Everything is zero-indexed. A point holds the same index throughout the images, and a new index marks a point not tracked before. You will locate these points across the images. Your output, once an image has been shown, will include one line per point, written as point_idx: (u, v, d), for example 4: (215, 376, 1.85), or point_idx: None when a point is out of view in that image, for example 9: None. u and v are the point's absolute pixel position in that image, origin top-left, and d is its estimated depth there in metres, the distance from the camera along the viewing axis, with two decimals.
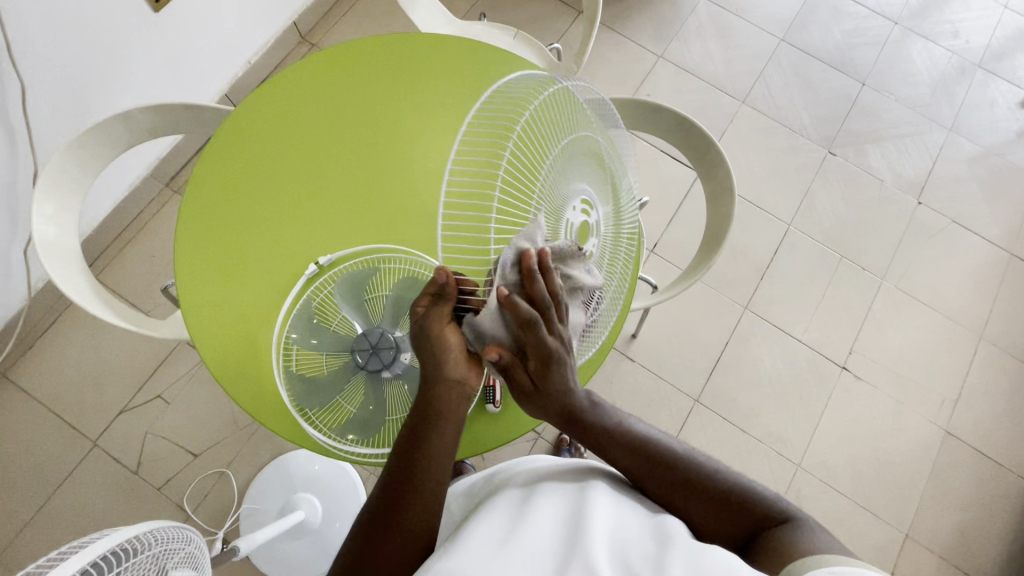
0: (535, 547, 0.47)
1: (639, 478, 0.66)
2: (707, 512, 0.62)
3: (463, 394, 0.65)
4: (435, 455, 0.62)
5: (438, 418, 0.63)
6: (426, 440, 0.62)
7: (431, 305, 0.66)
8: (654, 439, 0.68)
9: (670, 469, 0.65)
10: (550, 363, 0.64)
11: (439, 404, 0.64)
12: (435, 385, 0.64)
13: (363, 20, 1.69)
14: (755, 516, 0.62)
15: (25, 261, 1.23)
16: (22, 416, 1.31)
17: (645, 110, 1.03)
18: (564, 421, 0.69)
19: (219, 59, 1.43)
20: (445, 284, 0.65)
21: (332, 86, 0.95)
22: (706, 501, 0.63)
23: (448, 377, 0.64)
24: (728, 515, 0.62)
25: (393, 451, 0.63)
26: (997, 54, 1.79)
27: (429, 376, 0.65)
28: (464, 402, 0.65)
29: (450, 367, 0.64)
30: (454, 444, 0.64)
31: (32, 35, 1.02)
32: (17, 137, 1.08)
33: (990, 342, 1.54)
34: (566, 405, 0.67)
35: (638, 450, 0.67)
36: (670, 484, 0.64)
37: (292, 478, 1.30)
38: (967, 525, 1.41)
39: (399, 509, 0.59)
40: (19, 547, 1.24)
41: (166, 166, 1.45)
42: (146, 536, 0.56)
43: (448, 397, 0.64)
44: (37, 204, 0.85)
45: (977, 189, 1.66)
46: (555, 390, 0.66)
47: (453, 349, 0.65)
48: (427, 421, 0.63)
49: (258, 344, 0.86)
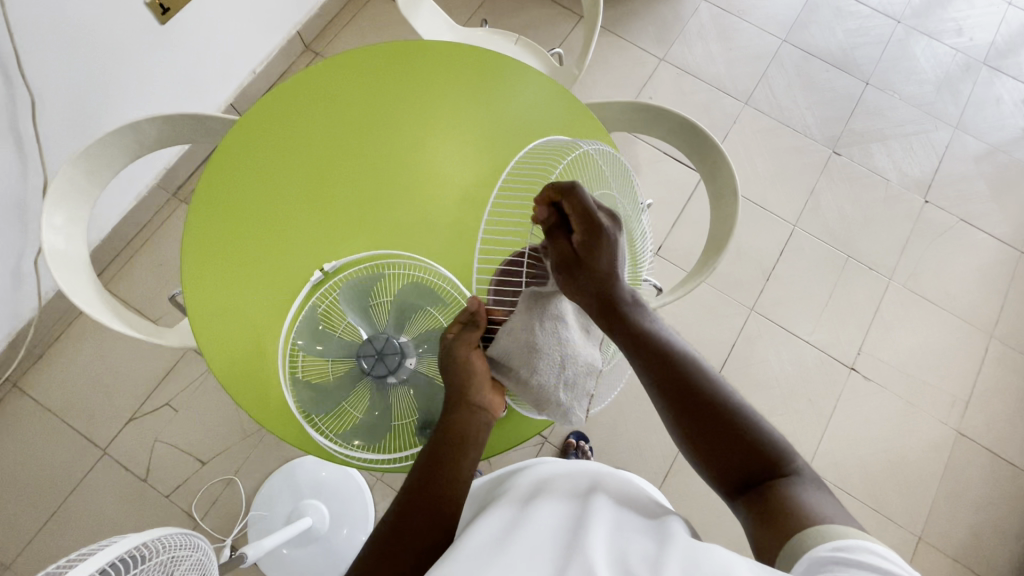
0: (536, 548, 0.48)
1: (669, 401, 0.64)
2: (719, 456, 0.62)
3: (485, 421, 0.69)
4: (461, 480, 0.63)
5: (461, 441, 0.66)
6: (455, 463, 0.64)
7: (461, 330, 0.71)
8: (686, 359, 0.65)
9: (693, 396, 0.63)
10: (594, 242, 0.65)
11: (464, 428, 0.67)
12: (458, 408, 0.68)
13: (366, 29, 1.70)
14: (766, 465, 0.61)
15: (35, 271, 1.24)
16: (33, 424, 1.33)
17: (647, 113, 1.03)
18: (603, 313, 0.66)
19: (223, 69, 1.44)
20: (476, 311, 0.70)
21: (338, 90, 0.96)
22: (721, 446, 0.62)
23: (471, 402, 0.68)
24: (741, 462, 0.61)
25: (415, 465, 0.65)
26: (1002, 51, 1.78)
27: (455, 399, 0.68)
28: (486, 428, 0.69)
29: (475, 392, 0.68)
30: (473, 470, 0.65)
31: (40, 49, 1.04)
32: (27, 149, 1.10)
33: (1000, 341, 1.52)
34: (604, 292, 0.66)
35: (668, 364, 0.64)
36: (694, 413, 0.63)
37: (300, 485, 1.30)
38: (981, 527, 1.39)
39: (410, 526, 0.58)
40: (31, 554, 1.25)
41: (173, 175, 1.46)
42: (155, 543, 0.57)
43: (475, 423, 0.68)
44: (48, 215, 0.86)
45: (984, 186, 1.65)
46: (599, 268, 0.66)
47: (477, 373, 0.69)
48: (450, 445, 0.65)
49: (264, 351, 0.87)
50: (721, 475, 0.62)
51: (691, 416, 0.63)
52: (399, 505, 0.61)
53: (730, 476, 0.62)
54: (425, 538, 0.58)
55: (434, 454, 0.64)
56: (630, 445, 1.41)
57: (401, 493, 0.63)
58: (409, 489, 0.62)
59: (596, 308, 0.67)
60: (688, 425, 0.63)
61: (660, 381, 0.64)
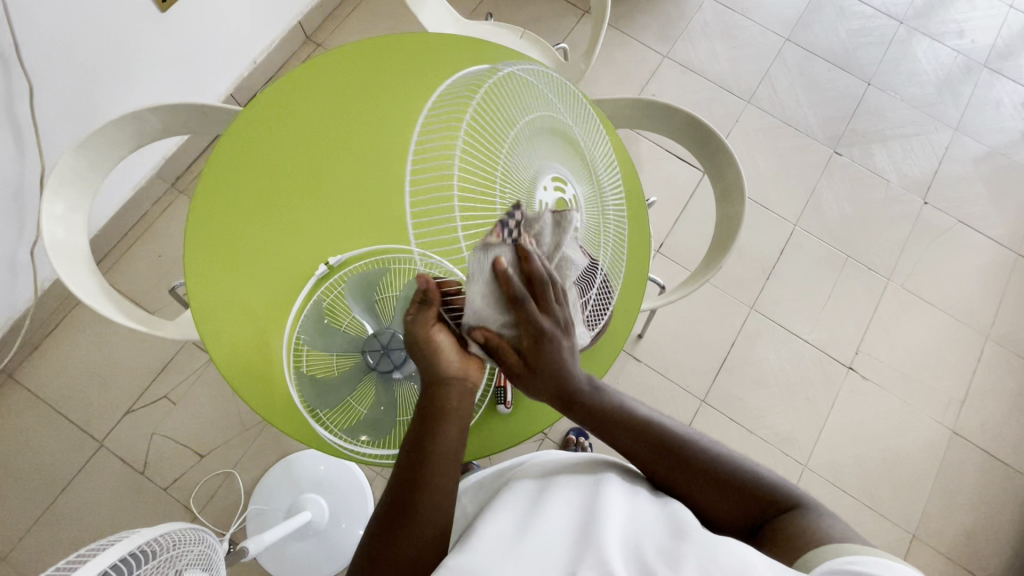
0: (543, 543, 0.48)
1: (646, 464, 0.67)
2: (718, 498, 0.64)
3: (468, 390, 0.64)
4: (440, 455, 0.61)
5: (444, 417, 0.62)
6: (429, 441, 0.61)
7: (418, 309, 0.64)
8: (656, 421, 0.69)
9: (669, 454, 0.66)
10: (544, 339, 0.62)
11: (440, 403, 0.63)
12: (434, 386, 0.63)
13: (369, 20, 1.69)
14: (759, 497, 0.63)
15: (31, 261, 1.22)
16: (28, 416, 1.31)
17: (655, 109, 1.02)
18: (564, 404, 0.68)
19: (224, 58, 1.43)
20: (427, 290, 0.63)
21: (341, 83, 0.95)
22: (705, 487, 0.64)
23: (451, 377, 0.63)
24: (743, 504, 0.63)
25: (402, 450, 0.63)
26: (1002, 54, 1.79)
27: (427, 377, 0.63)
28: (470, 396, 0.65)
29: (445, 366, 0.63)
30: (461, 440, 0.63)
31: (40, 34, 1.02)
32: (24, 137, 1.08)
33: (996, 342, 1.54)
34: (563, 387, 0.66)
35: (644, 435, 0.67)
36: (675, 465, 0.65)
37: (300, 479, 1.30)
38: (975, 525, 1.41)
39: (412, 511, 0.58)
40: (26, 546, 1.24)
41: (172, 166, 1.44)
42: (162, 539, 0.57)
43: (455, 394, 0.63)
44: (48, 204, 0.85)
45: (982, 188, 1.66)
46: (548, 369, 0.64)
47: (445, 348, 0.64)
48: (428, 419, 0.62)
49: (270, 346, 0.86)
50: (722, 513, 0.64)
51: (681, 468, 0.65)
52: (390, 496, 0.60)
53: (731, 515, 0.63)
54: (428, 529, 0.58)
55: (418, 437, 0.61)
56: None
57: (389, 483, 0.62)
58: (399, 472, 0.61)
59: (552, 396, 0.67)
60: (679, 480, 0.65)
61: (637, 446, 0.67)
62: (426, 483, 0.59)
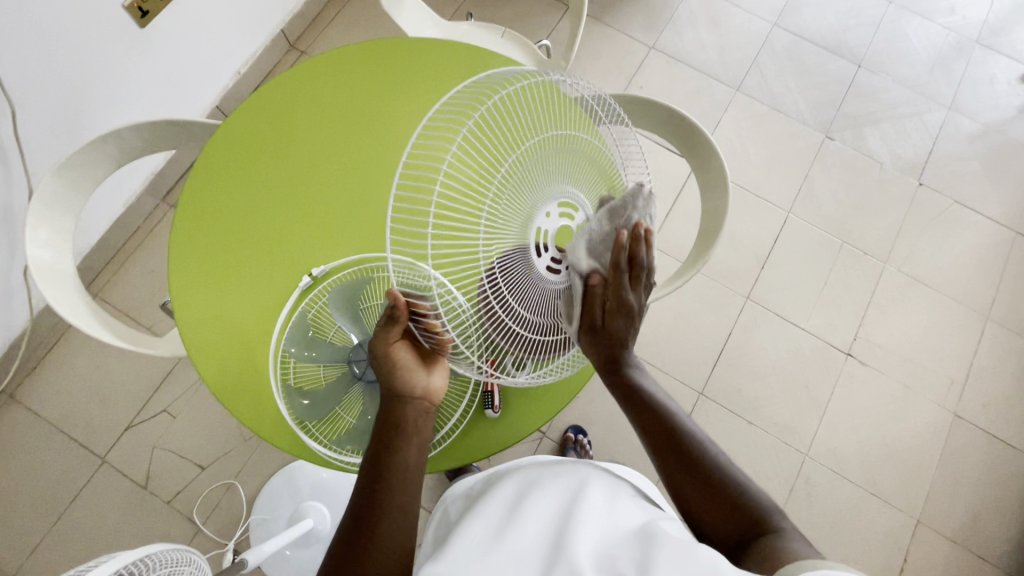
0: (524, 565, 0.49)
1: (656, 450, 0.70)
2: (711, 507, 0.65)
3: (425, 408, 0.67)
4: (404, 473, 0.62)
5: (402, 433, 0.65)
6: (394, 456, 0.63)
7: (384, 325, 0.65)
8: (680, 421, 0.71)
9: (681, 449, 0.68)
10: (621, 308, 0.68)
11: (402, 419, 0.65)
12: (396, 403, 0.66)
13: (352, 25, 1.68)
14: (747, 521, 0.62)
15: (25, 282, 1.23)
16: (31, 435, 1.33)
17: (636, 105, 1.01)
18: (606, 369, 0.72)
19: (208, 70, 1.43)
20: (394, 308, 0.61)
21: (325, 87, 0.95)
22: (702, 495, 0.65)
23: (408, 396, 0.66)
24: (735, 525, 0.63)
25: (365, 465, 0.63)
26: (995, 29, 1.76)
27: (390, 395, 0.66)
28: (427, 415, 0.67)
29: (405, 384, 0.66)
30: (420, 460, 0.64)
31: (18, 57, 1.03)
32: (10, 162, 1.09)
33: (996, 323, 1.52)
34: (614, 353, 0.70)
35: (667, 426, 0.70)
36: (680, 460, 0.68)
37: (300, 487, 1.30)
38: (981, 508, 1.39)
39: (382, 524, 0.59)
40: (34, 563, 1.26)
41: (161, 181, 1.45)
42: (144, 560, 0.57)
43: (413, 412, 0.66)
44: (31, 228, 0.85)
45: (978, 167, 1.64)
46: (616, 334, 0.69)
47: (405, 366, 0.66)
48: (390, 435, 0.64)
49: (256, 361, 0.86)
50: (709, 525, 0.64)
51: (679, 469, 0.67)
52: (356, 512, 0.60)
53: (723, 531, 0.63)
54: (398, 542, 0.59)
55: (379, 451, 0.63)
56: (630, 437, 1.41)
57: (354, 497, 0.62)
58: (369, 483, 0.61)
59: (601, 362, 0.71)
60: (677, 483, 0.67)
61: (652, 436, 0.70)
62: (391, 507, 0.60)
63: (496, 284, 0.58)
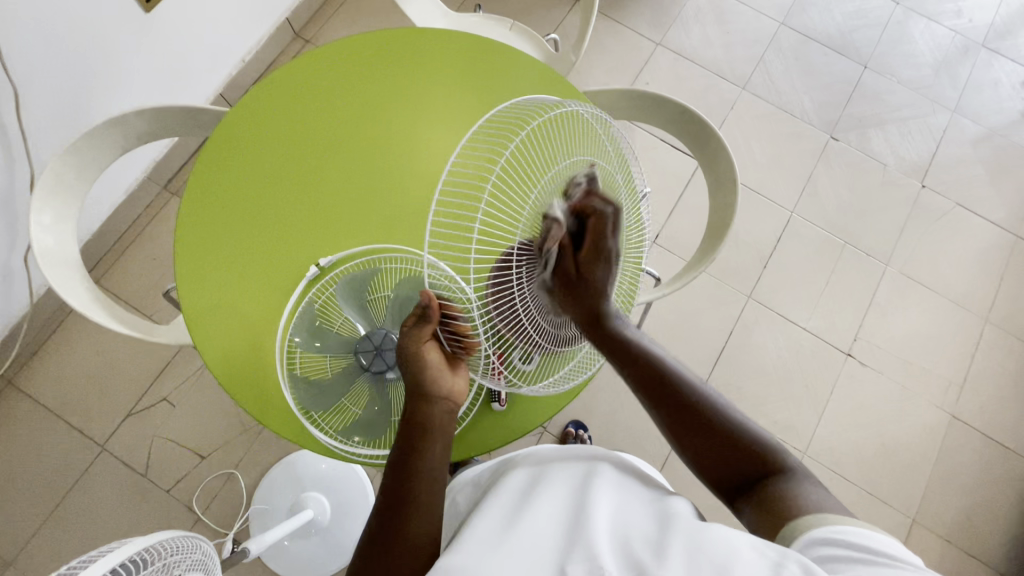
0: (538, 553, 0.48)
1: (653, 402, 0.67)
2: (719, 457, 0.63)
3: (448, 409, 0.67)
4: (428, 471, 0.61)
5: (428, 432, 0.64)
6: (420, 456, 0.62)
7: (415, 323, 0.67)
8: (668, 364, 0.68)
9: (678, 394, 0.66)
10: (599, 258, 0.61)
11: (427, 419, 0.64)
12: (422, 402, 0.65)
13: (357, 16, 1.67)
14: (754, 460, 0.62)
15: (25, 268, 1.22)
16: (30, 422, 1.32)
17: (646, 100, 1.01)
18: (588, 326, 0.65)
19: (212, 57, 1.41)
20: (427, 307, 0.64)
21: (333, 80, 0.94)
22: (706, 445, 0.64)
23: (433, 395, 0.65)
24: (738, 466, 0.62)
25: (387, 466, 0.63)
26: (1001, 33, 1.77)
27: (415, 392, 0.65)
28: (450, 415, 0.67)
29: (432, 383, 0.65)
30: (445, 456, 0.64)
31: (23, 40, 1.01)
32: (13, 147, 1.08)
33: (995, 325, 1.53)
34: (595, 308, 0.64)
35: (660, 376, 0.67)
36: (675, 409, 0.66)
37: (301, 477, 1.30)
38: (975, 508, 1.41)
39: (403, 520, 0.58)
40: (31, 550, 1.25)
41: (163, 168, 1.43)
42: (156, 547, 0.57)
43: (437, 413, 0.65)
44: (36, 212, 0.84)
45: (981, 170, 1.65)
46: (593, 287, 0.63)
47: (433, 365, 0.67)
48: (416, 435, 0.63)
49: (263, 351, 0.86)
50: (712, 468, 0.64)
51: (675, 419, 0.66)
52: (381, 511, 0.60)
53: (728, 479, 0.63)
54: (421, 533, 0.58)
55: (403, 451, 0.62)
56: (629, 432, 1.42)
57: (380, 498, 0.61)
58: (392, 479, 0.61)
59: (583, 320, 0.65)
60: (676, 430, 0.66)
61: (650, 390, 0.67)
62: (412, 503, 0.59)
63: (523, 301, 0.62)
